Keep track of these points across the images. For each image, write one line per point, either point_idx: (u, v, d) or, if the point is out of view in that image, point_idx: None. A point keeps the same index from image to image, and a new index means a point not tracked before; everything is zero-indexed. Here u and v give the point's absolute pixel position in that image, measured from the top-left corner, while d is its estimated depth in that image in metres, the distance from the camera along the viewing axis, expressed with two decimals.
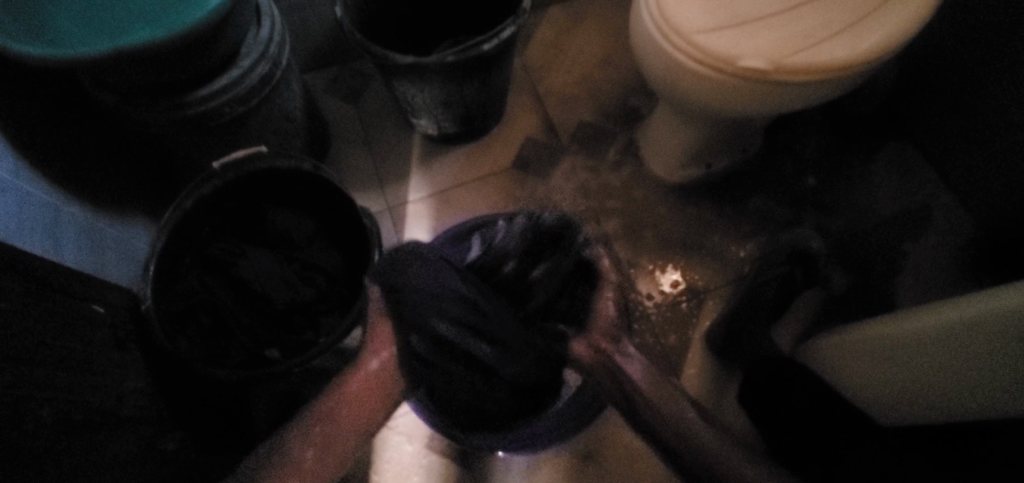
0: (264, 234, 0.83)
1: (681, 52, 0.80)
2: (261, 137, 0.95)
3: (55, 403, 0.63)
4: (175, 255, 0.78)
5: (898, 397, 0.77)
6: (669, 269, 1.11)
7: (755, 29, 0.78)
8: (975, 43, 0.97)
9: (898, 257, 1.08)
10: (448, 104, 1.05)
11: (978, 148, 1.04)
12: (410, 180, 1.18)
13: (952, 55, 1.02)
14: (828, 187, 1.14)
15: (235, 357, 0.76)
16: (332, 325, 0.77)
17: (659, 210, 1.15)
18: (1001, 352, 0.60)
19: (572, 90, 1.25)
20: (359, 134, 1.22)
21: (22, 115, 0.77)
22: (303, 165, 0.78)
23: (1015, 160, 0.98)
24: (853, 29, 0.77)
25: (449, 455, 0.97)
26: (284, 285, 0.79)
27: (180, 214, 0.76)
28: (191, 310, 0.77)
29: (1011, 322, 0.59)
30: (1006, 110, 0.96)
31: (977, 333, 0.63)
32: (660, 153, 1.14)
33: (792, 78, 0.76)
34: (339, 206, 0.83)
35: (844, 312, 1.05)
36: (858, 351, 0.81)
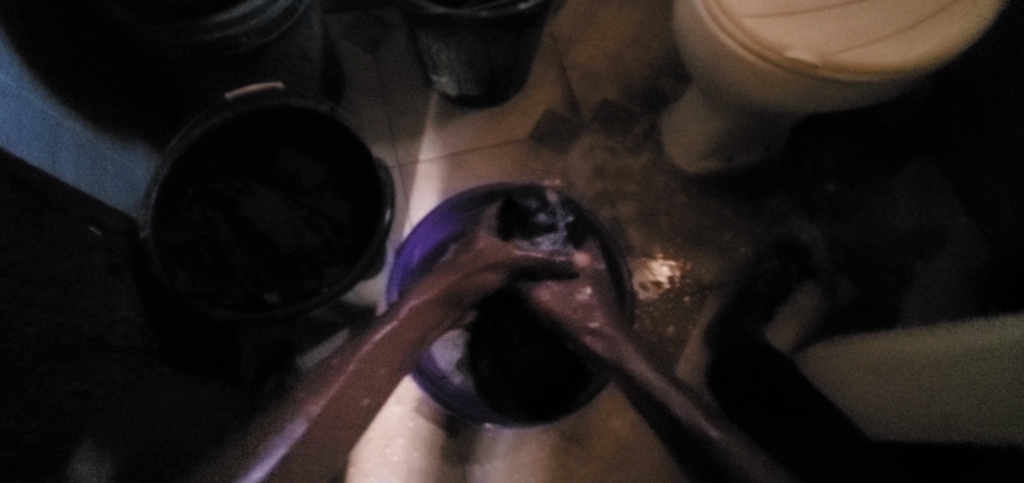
0: (274, 174, 0.80)
1: (727, 35, 0.77)
2: (276, 74, 0.91)
3: (45, 322, 0.61)
4: (179, 185, 0.75)
5: (892, 412, 0.78)
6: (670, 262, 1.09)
7: (805, 21, 0.75)
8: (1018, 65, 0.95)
9: (907, 275, 1.07)
10: (474, 64, 1.01)
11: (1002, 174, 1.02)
12: (424, 139, 1.14)
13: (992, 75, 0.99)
14: (846, 197, 1.13)
15: (233, 297, 0.74)
16: (337, 276, 0.75)
17: (673, 200, 1.13)
18: (1013, 379, 0.60)
19: (598, 65, 1.21)
20: (376, 85, 1.17)
21: (29, 18, 0.73)
22: (320, 107, 0.74)
23: None
24: (906, 33, 0.74)
25: (438, 421, 0.96)
26: (292, 231, 0.78)
27: (187, 143, 0.73)
28: (191, 244, 0.75)
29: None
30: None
31: (987, 356, 0.63)
32: (682, 142, 1.11)
33: (839, 76, 0.74)
34: (351, 155, 0.79)
35: (845, 323, 1.05)
36: (859, 365, 0.81)
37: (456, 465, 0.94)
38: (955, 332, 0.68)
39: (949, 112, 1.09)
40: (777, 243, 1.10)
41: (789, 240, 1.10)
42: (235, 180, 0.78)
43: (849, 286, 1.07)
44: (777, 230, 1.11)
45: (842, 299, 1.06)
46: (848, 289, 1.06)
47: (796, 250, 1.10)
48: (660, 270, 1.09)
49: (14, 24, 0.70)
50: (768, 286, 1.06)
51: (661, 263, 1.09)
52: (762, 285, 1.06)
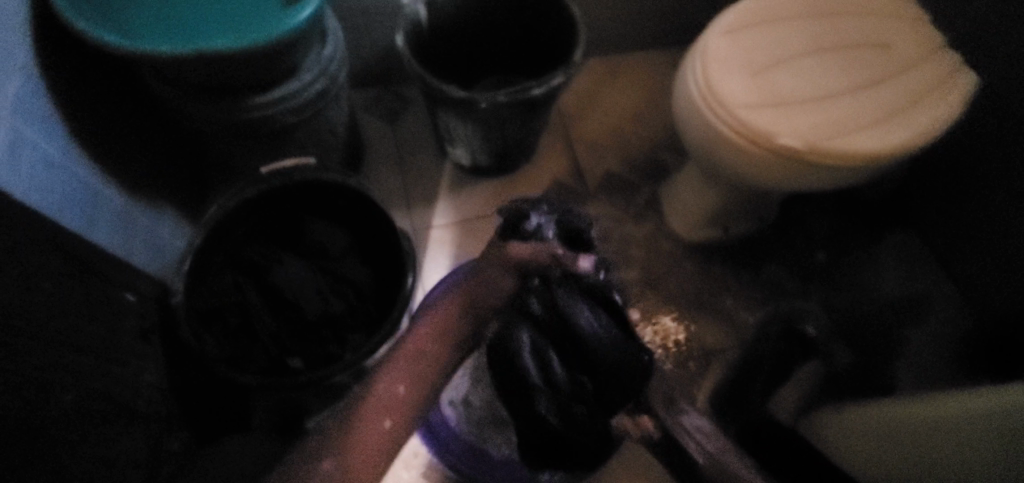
0: (301, 242, 0.84)
1: (723, 123, 0.84)
2: (305, 147, 0.97)
3: (81, 388, 0.69)
4: (211, 253, 0.79)
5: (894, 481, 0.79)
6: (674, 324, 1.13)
7: (793, 112, 0.83)
8: (987, 150, 1.03)
9: (900, 342, 1.11)
10: (487, 139, 1.08)
11: (981, 247, 1.09)
12: (437, 205, 1.20)
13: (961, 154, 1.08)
14: (837, 265, 1.18)
15: (256, 362, 0.76)
16: (359, 341, 0.78)
17: (674, 267, 1.18)
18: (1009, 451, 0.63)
19: (602, 139, 1.30)
20: (393, 154, 1.24)
21: (81, 99, 0.79)
22: (349, 180, 0.80)
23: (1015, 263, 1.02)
24: (882, 124, 0.82)
25: None
26: (318, 297, 0.81)
27: (222, 214, 0.78)
28: (220, 309, 0.78)
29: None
30: (1009, 215, 1.02)
31: (988, 425, 0.66)
32: (682, 212, 1.18)
33: (824, 160, 0.81)
34: (375, 225, 0.84)
35: (845, 389, 1.08)
36: (861, 429, 0.84)
37: None
38: (949, 403, 0.72)
39: (928, 187, 1.17)
40: (783, 329, 1.13)
41: (799, 333, 1.12)
42: (264, 247, 0.82)
43: (847, 352, 1.11)
44: (784, 306, 1.15)
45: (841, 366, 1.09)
46: (846, 355, 1.10)
47: (804, 340, 1.11)
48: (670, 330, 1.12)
49: (67, 104, 0.76)
50: (773, 362, 1.10)
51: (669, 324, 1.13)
52: (766, 362, 1.11)
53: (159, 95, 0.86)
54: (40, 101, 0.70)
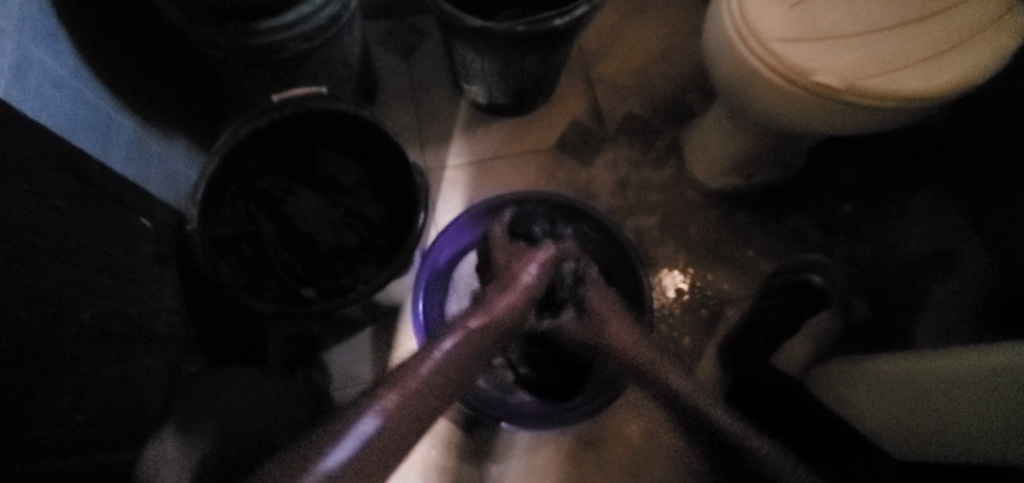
0: (314, 175, 0.83)
1: (757, 58, 0.79)
2: (317, 78, 0.94)
3: (97, 308, 0.65)
4: (224, 182, 0.78)
5: (896, 434, 0.79)
6: (677, 274, 1.11)
7: (834, 47, 0.78)
8: None
9: (921, 297, 1.09)
10: (504, 74, 1.04)
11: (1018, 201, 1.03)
12: (451, 145, 1.17)
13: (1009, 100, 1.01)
14: (863, 217, 1.14)
15: (270, 291, 0.77)
16: (372, 275, 0.78)
17: (692, 215, 1.15)
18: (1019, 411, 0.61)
19: (624, 80, 1.24)
20: (407, 90, 1.21)
21: (90, 18, 0.77)
22: (361, 112, 0.77)
23: None
24: (929, 63, 0.76)
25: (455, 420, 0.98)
26: (331, 230, 0.81)
27: (234, 141, 0.76)
28: (235, 238, 0.78)
29: None
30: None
31: (1010, 379, 0.63)
32: (703, 157, 1.13)
33: (862, 101, 0.76)
34: (388, 159, 0.82)
35: (860, 343, 1.06)
36: (879, 382, 0.81)
37: (473, 465, 0.96)
38: (965, 360, 0.70)
39: (969, 137, 1.10)
40: (790, 281, 1.07)
41: (801, 283, 1.06)
42: (276, 178, 0.82)
43: (865, 306, 1.08)
44: (801, 258, 1.10)
45: (857, 320, 1.08)
46: (863, 310, 1.08)
47: (809, 291, 1.05)
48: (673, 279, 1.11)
49: (74, 22, 0.73)
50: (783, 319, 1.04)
51: (671, 274, 1.11)
52: (772, 317, 1.05)
53: (167, 17, 0.83)
54: (47, 16, 0.68)
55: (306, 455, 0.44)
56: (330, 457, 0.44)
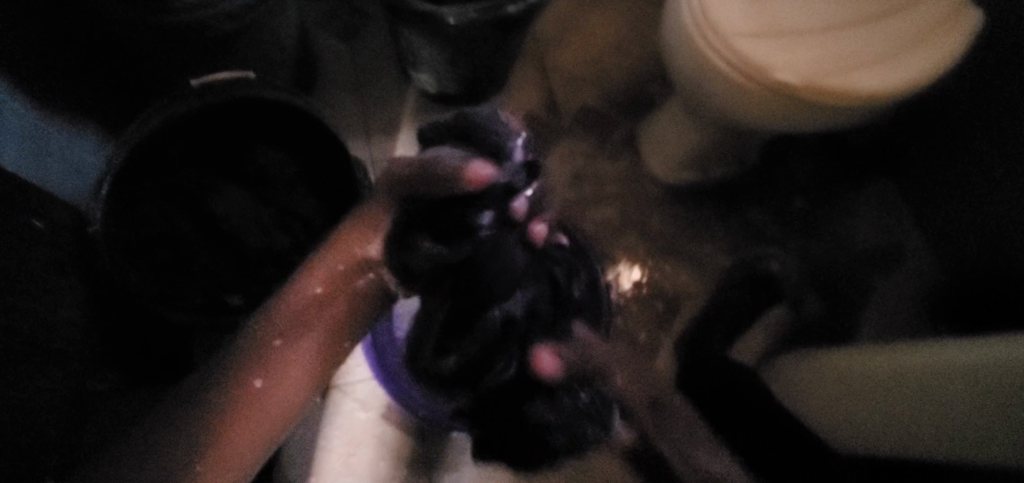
0: (242, 168, 0.76)
1: (717, 52, 0.77)
2: (247, 62, 0.86)
3: None
4: (133, 177, 0.70)
5: (849, 426, 0.79)
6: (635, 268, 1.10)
7: (790, 42, 0.76)
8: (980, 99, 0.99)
9: (868, 291, 1.12)
10: (456, 63, 0.98)
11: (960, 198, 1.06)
12: (400, 136, 1.10)
13: (948, 98, 1.04)
14: (814, 212, 1.16)
15: (192, 299, 0.70)
16: (308, 280, 0.72)
17: (648, 209, 1.13)
18: (985, 417, 0.62)
19: (580, 70, 1.20)
20: (351, 76, 1.12)
21: None
22: (295, 101, 0.70)
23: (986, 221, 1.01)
24: (881, 62, 0.76)
25: (408, 430, 0.93)
26: (261, 230, 0.74)
27: (147, 130, 0.68)
28: (148, 242, 0.70)
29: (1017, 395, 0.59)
30: (993, 168, 0.98)
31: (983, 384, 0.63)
32: (660, 152, 1.12)
33: (820, 99, 0.75)
34: (328, 154, 0.75)
35: (810, 338, 1.09)
36: (824, 379, 0.83)
37: (426, 475, 0.92)
38: (928, 356, 0.70)
39: (911, 135, 1.13)
40: (749, 273, 1.09)
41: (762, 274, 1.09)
42: (198, 172, 0.74)
43: (816, 302, 1.10)
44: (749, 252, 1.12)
45: (808, 316, 1.10)
46: (814, 305, 1.10)
47: (772, 284, 1.08)
48: (629, 276, 1.10)
49: None
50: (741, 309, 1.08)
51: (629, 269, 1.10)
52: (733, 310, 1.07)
53: None
54: None
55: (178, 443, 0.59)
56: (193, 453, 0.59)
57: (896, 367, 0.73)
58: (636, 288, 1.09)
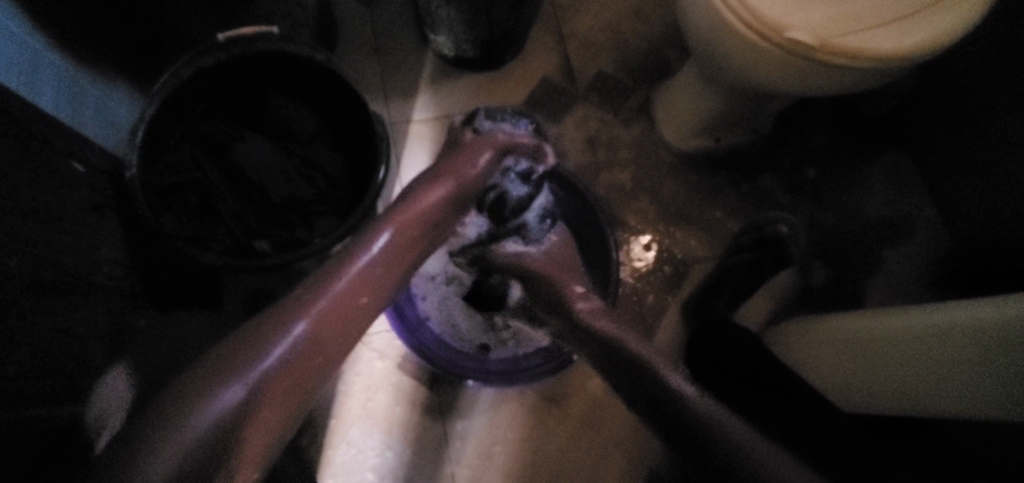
0: (266, 121, 0.80)
1: (731, 12, 0.77)
2: (269, 20, 0.88)
3: (26, 255, 0.60)
4: (167, 127, 0.73)
5: (856, 388, 0.81)
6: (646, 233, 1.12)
7: (803, 3, 0.77)
8: (996, 66, 0.97)
9: (876, 261, 1.12)
10: (472, 24, 0.99)
11: (971, 169, 1.05)
12: (418, 98, 1.13)
13: (966, 67, 1.02)
14: (826, 181, 1.16)
15: (221, 243, 0.74)
16: (329, 227, 0.76)
17: (660, 175, 1.15)
18: (976, 376, 0.63)
19: (597, 36, 1.21)
20: (370, 39, 1.14)
21: None
22: (317, 55, 0.72)
23: (991, 193, 1.01)
24: (895, 23, 0.76)
25: (420, 379, 0.97)
26: (285, 180, 0.77)
27: (176, 83, 0.69)
28: (180, 186, 0.74)
29: (1005, 352, 0.60)
30: (1002, 137, 0.97)
31: (975, 343, 0.63)
32: (674, 118, 1.13)
33: (832, 59, 0.75)
34: (348, 109, 0.77)
35: (816, 304, 1.10)
36: (829, 342, 0.85)
37: (437, 422, 0.96)
38: (929, 316, 0.70)
39: (927, 105, 1.12)
40: (757, 237, 1.10)
41: (769, 236, 1.09)
42: (224, 123, 0.78)
43: (823, 270, 1.12)
44: (760, 216, 1.14)
45: (815, 282, 1.11)
46: (821, 273, 1.12)
47: (777, 247, 1.09)
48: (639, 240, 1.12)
49: None
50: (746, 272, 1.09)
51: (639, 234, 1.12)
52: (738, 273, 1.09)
53: None
54: None
55: (249, 356, 0.53)
56: (260, 365, 0.53)
57: (897, 327, 0.73)
58: (645, 252, 1.11)
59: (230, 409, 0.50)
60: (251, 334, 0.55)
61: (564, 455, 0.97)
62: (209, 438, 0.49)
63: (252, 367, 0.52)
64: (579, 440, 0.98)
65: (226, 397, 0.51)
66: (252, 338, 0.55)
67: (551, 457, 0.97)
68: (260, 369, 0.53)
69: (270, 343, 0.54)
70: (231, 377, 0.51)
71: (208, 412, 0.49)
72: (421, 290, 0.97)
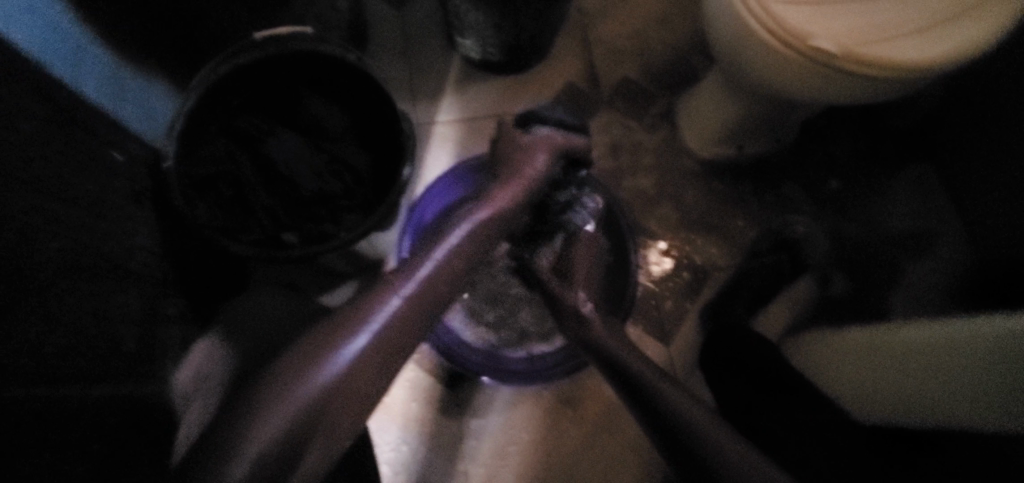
0: (297, 117, 0.82)
1: (756, 20, 0.77)
2: (303, 21, 0.91)
3: (64, 239, 0.62)
4: (203, 121, 0.75)
5: (865, 397, 0.79)
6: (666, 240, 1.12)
7: (829, 12, 0.76)
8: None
9: (898, 274, 1.11)
10: (499, 28, 1.01)
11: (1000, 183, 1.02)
12: (443, 100, 1.15)
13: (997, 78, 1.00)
14: (850, 192, 1.15)
15: (251, 234, 0.76)
16: (355, 222, 0.78)
17: (682, 181, 1.15)
18: (1001, 388, 0.60)
19: (622, 43, 1.21)
20: (398, 42, 1.17)
21: None
22: (349, 55, 0.74)
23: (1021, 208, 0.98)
24: (922, 34, 0.75)
25: (437, 377, 0.98)
26: (314, 175, 0.80)
27: (213, 79, 0.72)
28: (213, 178, 0.76)
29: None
30: None
31: (1004, 355, 0.61)
32: (697, 125, 1.13)
33: (857, 67, 0.75)
34: (377, 107, 0.79)
35: (836, 316, 1.08)
36: (849, 351, 0.84)
37: (451, 420, 0.97)
38: (956, 327, 0.68)
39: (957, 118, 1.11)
40: (777, 241, 1.12)
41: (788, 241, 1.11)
42: (257, 118, 0.80)
43: (844, 282, 1.10)
44: (777, 222, 1.13)
45: (836, 294, 1.09)
46: (842, 285, 1.10)
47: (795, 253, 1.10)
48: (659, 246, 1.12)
49: None
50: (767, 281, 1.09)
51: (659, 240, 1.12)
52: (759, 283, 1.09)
53: None
54: None
55: (340, 334, 0.55)
56: (355, 342, 0.55)
57: (922, 338, 0.72)
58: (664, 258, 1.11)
59: (330, 381, 0.52)
60: (341, 318, 0.57)
61: (577, 458, 0.97)
62: (309, 410, 0.50)
63: (349, 342, 0.55)
64: (593, 444, 0.97)
65: (315, 382, 0.51)
66: (344, 320, 0.57)
67: (564, 459, 0.97)
68: (359, 344, 0.55)
69: (364, 320, 0.57)
70: (330, 354, 0.53)
71: (313, 384, 0.51)
72: None
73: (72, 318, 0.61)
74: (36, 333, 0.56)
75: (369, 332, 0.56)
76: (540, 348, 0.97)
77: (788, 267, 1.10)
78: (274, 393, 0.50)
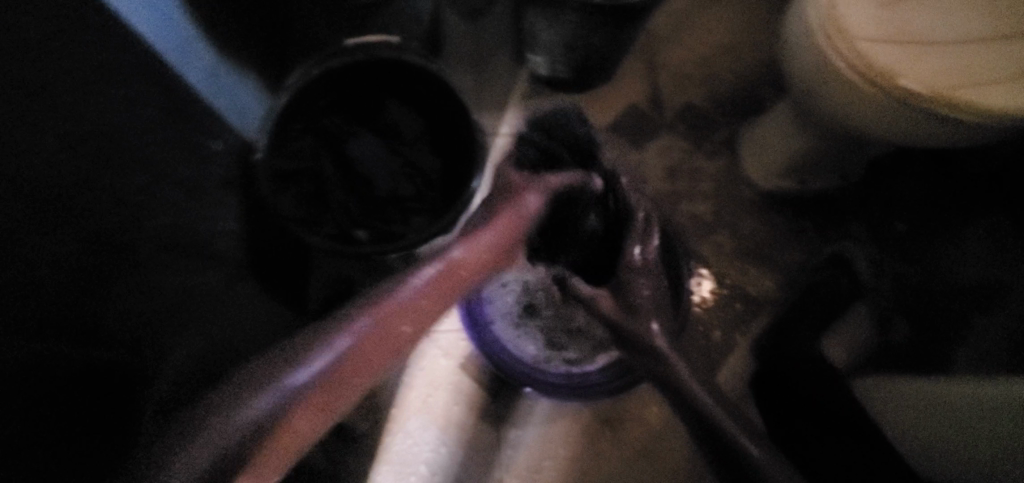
0: (377, 122, 0.86)
1: (840, 57, 0.76)
2: (386, 30, 0.96)
3: (159, 221, 0.78)
4: (293, 118, 0.80)
5: (922, 443, 0.77)
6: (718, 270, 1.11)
7: (916, 53, 0.75)
8: None
9: (965, 327, 0.99)
10: (570, 48, 1.03)
11: None
12: (506, 113, 1.18)
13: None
14: (916, 237, 1.12)
15: (326, 228, 0.81)
16: (421, 225, 0.81)
17: (739, 211, 1.14)
18: None
19: (688, 69, 1.22)
20: (469, 55, 1.21)
21: None
22: (430, 65, 0.77)
23: None
24: (1014, 81, 0.74)
25: (481, 382, 1.00)
26: (389, 178, 0.85)
27: (307, 80, 0.77)
28: (298, 172, 0.82)
29: None
30: None
31: None
32: (760, 156, 1.12)
33: (943, 110, 0.73)
34: (451, 118, 0.82)
35: (893, 363, 1.02)
36: (917, 400, 0.81)
37: (488, 427, 0.99)
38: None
39: None
40: (832, 258, 1.08)
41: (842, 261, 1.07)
42: (341, 120, 0.85)
43: (903, 327, 1.05)
44: (828, 249, 1.10)
45: (893, 339, 1.04)
46: (901, 330, 1.05)
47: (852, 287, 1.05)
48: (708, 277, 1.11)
49: None
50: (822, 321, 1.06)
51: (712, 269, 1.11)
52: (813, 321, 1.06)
53: None
54: None
55: (303, 347, 0.46)
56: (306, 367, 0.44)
57: (992, 392, 0.68)
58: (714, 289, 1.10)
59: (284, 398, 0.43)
60: (319, 326, 0.48)
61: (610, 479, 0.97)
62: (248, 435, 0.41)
63: (310, 358, 0.45)
64: (630, 466, 0.97)
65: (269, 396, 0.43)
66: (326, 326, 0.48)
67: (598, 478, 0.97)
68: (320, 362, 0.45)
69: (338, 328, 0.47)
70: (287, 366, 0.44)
71: (274, 392, 0.43)
72: (492, 294, 0.99)
73: (156, 287, 0.76)
74: (117, 297, 0.71)
75: (333, 349, 0.46)
76: (591, 365, 0.95)
77: (846, 286, 1.05)
78: (235, 393, 0.43)
